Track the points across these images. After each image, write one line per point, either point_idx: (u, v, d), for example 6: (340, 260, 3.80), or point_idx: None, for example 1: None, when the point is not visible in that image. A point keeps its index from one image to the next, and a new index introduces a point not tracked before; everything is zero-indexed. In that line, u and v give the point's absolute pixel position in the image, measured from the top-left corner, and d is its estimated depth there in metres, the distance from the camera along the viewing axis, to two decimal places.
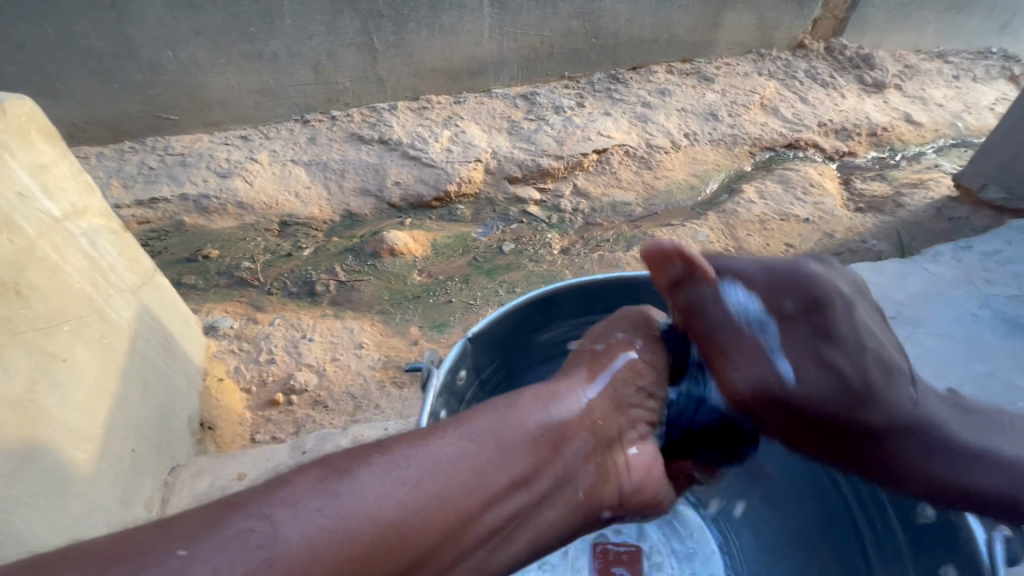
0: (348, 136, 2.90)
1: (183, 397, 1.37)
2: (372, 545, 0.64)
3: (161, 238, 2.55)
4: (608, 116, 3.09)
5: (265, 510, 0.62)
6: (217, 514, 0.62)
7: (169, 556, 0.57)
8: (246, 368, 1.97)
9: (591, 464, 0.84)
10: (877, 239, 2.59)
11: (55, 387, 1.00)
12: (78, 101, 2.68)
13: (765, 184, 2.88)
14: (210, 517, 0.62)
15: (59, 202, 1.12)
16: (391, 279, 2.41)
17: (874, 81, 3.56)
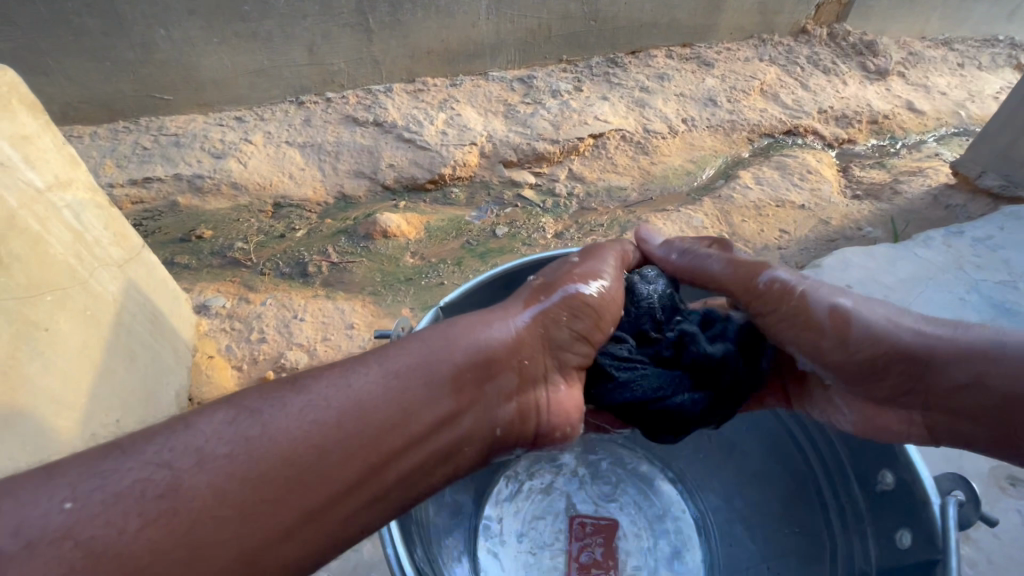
0: (343, 119, 2.89)
1: (170, 371, 1.39)
2: (247, 487, 0.66)
3: (155, 218, 2.55)
4: (606, 100, 3.07)
5: (163, 453, 0.66)
6: (111, 452, 0.66)
7: (58, 502, 0.60)
8: (237, 346, 1.98)
9: (509, 404, 0.86)
10: (872, 226, 2.58)
11: (36, 354, 1.01)
12: (72, 80, 2.67)
13: (761, 170, 2.86)
14: (104, 455, 0.66)
15: (42, 173, 1.12)
16: (384, 261, 2.41)
17: (877, 68, 3.52)
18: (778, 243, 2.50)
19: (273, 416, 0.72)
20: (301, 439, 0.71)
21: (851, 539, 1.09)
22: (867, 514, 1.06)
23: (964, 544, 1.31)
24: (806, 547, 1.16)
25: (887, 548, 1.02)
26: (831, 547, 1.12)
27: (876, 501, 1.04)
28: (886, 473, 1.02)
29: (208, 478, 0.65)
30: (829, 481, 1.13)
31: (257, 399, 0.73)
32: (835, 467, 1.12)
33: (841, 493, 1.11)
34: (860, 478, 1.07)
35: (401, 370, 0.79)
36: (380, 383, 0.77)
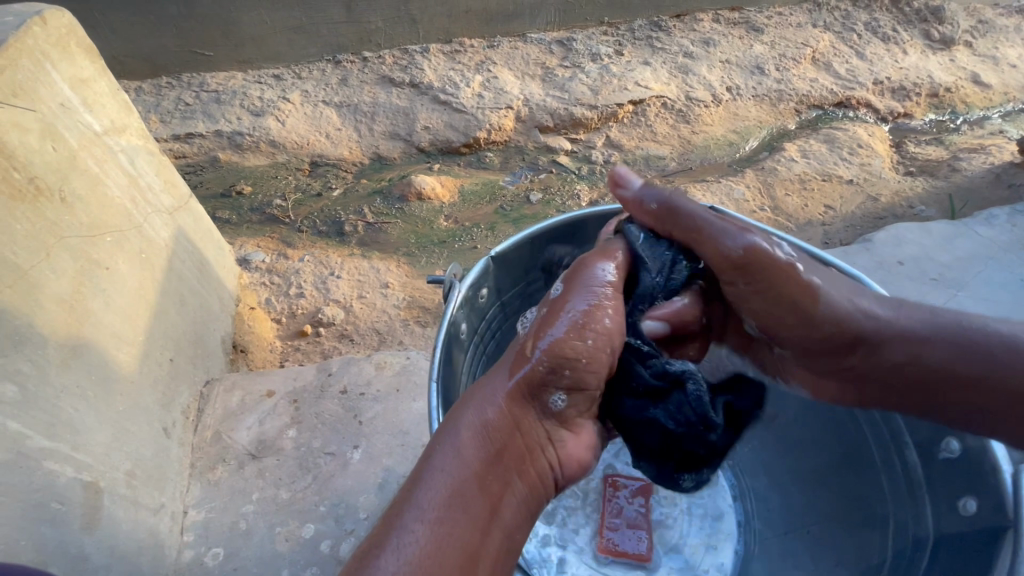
0: (379, 79, 2.86)
1: (214, 317, 1.43)
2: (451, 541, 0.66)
3: (197, 173, 2.61)
4: (647, 65, 2.95)
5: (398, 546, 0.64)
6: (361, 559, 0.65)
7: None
8: (276, 300, 2.04)
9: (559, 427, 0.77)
10: (925, 205, 2.45)
11: (99, 291, 1.03)
12: (118, 34, 2.72)
13: (808, 142, 2.74)
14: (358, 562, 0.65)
15: (99, 116, 1.14)
16: (418, 223, 2.41)
17: (941, 37, 3.28)
18: (823, 218, 2.40)
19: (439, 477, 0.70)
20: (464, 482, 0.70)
21: (903, 508, 0.95)
22: (922, 481, 0.92)
23: None
24: (854, 516, 1.01)
25: (945, 518, 0.88)
26: (882, 517, 0.98)
27: (934, 471, 0.90)
28: (951, 439, 0.87)
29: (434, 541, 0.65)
30: (879, 445, 0.98)
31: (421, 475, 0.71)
32: (886, 433, 0.97)
33: (894, 461, 0.96)
34: (919, 445, 0.92)
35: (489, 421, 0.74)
36: (486, 422, 0.73)
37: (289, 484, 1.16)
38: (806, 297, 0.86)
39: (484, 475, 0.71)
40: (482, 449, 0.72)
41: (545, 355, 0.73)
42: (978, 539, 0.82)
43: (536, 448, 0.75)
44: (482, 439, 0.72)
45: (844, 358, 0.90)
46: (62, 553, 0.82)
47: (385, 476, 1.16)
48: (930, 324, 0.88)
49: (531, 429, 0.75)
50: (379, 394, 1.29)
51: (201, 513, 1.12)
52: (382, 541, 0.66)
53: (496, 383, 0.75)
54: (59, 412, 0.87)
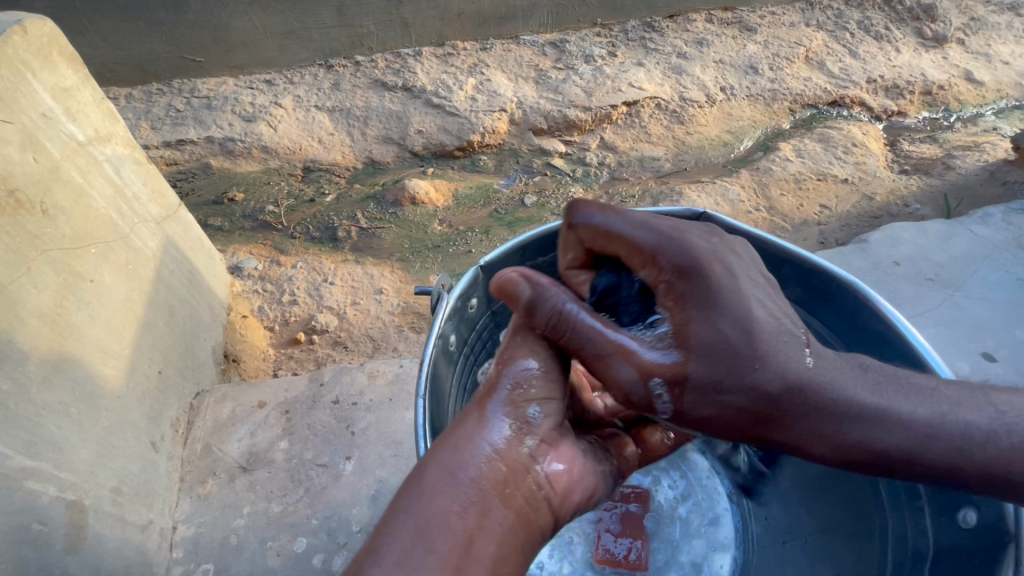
0: (372, 83, 2.84)
1: (204, 326, 1.41)
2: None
3: (189, 180, 2.58)
4: (641, 66, 2.94)
5: None
6: None
7: None
8: (269, 308, 2.02)
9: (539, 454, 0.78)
10: (920, 203, 2.45)
11: (83, 304, 1.01)
12: (107, 41, 2.69)
13: (803, 142, 2.73)
14: None
15: (83, 126, 1.12)
16: (412, 228, 2.40)
17: (934, 34, 3.28)
18: (819, 218, 2.39)
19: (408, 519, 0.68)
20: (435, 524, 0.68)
21: (901, 516, 0.94)
22: (923, 491, 0.90)
23: None
24: (851, 524, 1.01)
25: (943, 529, 0.87)
26: (879, 524, 0.97)
27: (936, 481, 0.88)
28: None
29: None
30: None
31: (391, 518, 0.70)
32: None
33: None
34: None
35: (464, 461, 0.73)
36: (461, 460, 0.73)
37: (281, 497, 1.14)
38: (742, 366, 0.71)
39: (462, 507, 0.70)
40: (460, 481, 0.71)
41: (513, 379, 0.81)
42: (978, 552, 0.82)
43: (520, 474, 0.75)
44: (461, 469, 0.72)
45: (793, 433, 0.74)
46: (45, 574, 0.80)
47: (378, 487, 1.15)
48: (910, 406, 0.73)
49: (512, 457, 0.76)
50: (371, 403, 1.28)
51: (191, 528, 1.10)
52: None
53: (473, 418, 0.78)
54: (40, 430, 0.85)
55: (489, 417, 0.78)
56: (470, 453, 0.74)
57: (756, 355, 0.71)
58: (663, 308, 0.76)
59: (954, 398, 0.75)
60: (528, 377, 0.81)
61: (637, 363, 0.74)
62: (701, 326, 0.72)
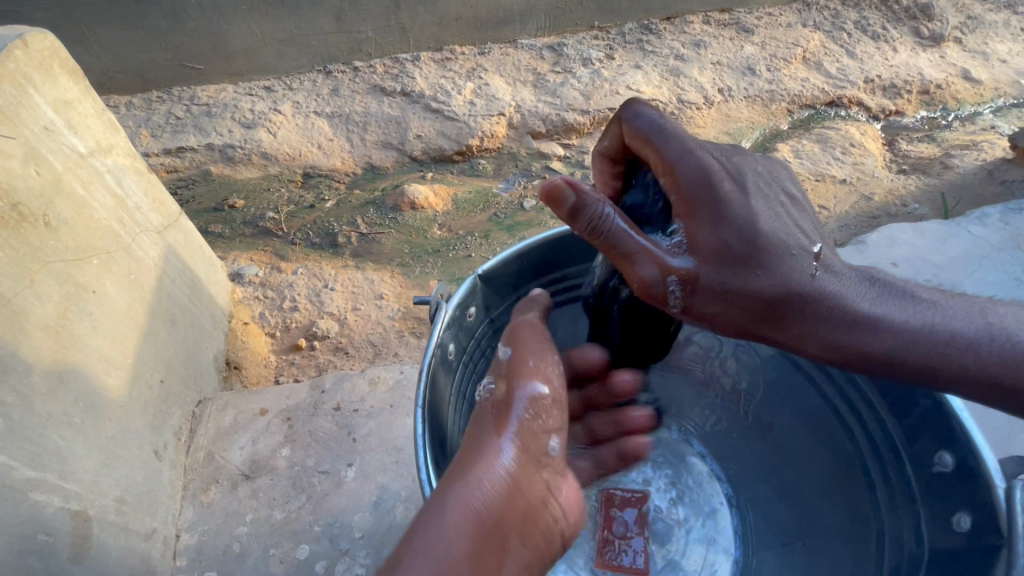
0: (370, 88, 2.85)
1: (205, 334, 1.42)
2: None
3: (189, 187, 2.59)
4: (639, 69, 2.95)
5: None
6: None
7: None
8: (270, 314, 2.03)
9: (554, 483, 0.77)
10: (919, 203, 2.45)
11: (86, 315, 1.02)
12: (107, 49, 2.71)
13: (801, 143, 2.74)
14: None
15: (84, 137, 1.13)
16: (412, 233, 2.41)
17: (931, 34, 3.28)
18: (817, 219, 2.40)
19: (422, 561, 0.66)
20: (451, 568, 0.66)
21: (898, 520, 0.96)
22: (918, 493, 0.93)
23: None
24: (851, 528, 1.01)
25: (939, 532, 0.90)
26: (876, 528, 0.98)
27: (929, 484, 0.92)
28: (944, 452, 0.88)
29: None
30: (876, 458, 0.99)
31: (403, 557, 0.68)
32: (880, 443, 0.98)
33: (890, 472, 0.97)
34: (914, 458, 0.94)
35: (480, 496, 0.71)
36: (476, 496, 0.71)
37: (283, 505, 1.15)
38: (755, 273, 0.81)
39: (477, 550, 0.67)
40: (476, 518, 0.69)
41: (528, 405, 0.78)
42: (973, 554, 0.84)
43: (539, 508, 0.74)
44: (475, 509, 0.70)
45: (792, 334, 0.86)
46: None
47: (380, 494, 1.15)
48: (903, 315, 0.86)
49: (530, 490, 0.74)
50: (372, 410, 1.28)
51: (194, 536, 1.10)
52: None
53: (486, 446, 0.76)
54: (44, 441, 0.85)
55: (505, 446, 0.75)
56: (486, 488, 0.71)
57: (771, 262, 0.81)
58: (677, 218, 0.84)
59: (949, 311, 0.89)
60: (544, 405, 0.79)
61: (661, 263, 0.81)
62: (734, 237, 0.81)
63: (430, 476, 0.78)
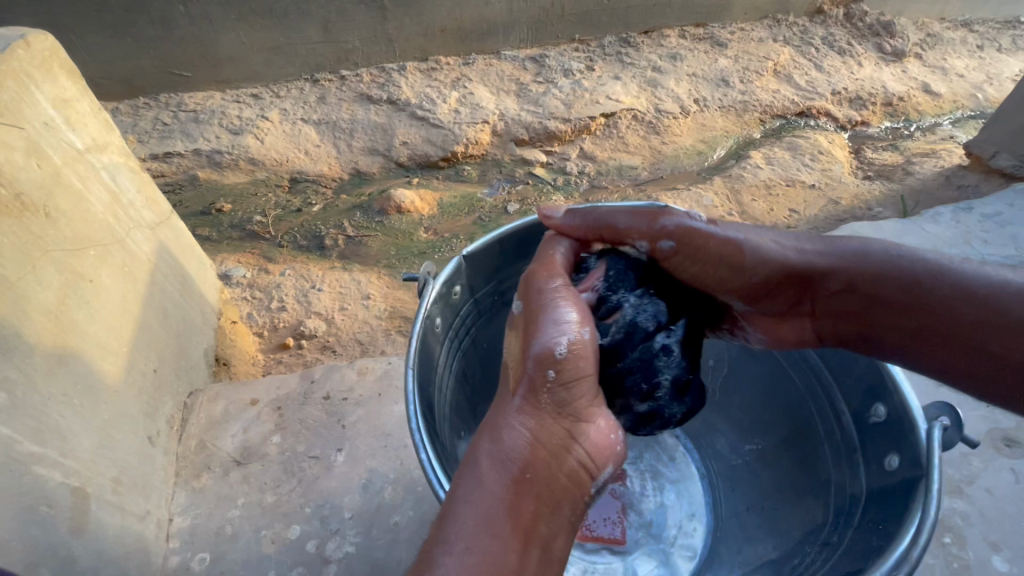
0: (357, 97, 2.92)
1: (196, 330, 1.45)
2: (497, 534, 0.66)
3: (176, 192, 2.62)
4: (618, 80, 3.07)
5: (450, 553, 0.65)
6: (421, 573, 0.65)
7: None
8: (258, 314, 2.06)
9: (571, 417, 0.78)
10: (882, 207, 2.59)
11: (83, 302, 1.05)
12: (95, 56, 2.73)
13: (772, 150, 2.87)
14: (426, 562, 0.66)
15: (81, 135, 1.17)
16: (398, 235, 2.46)
17: (893, 49, 3.47)
18: (788, 222, 2.51)
19: (480, 480, 0.70)
20: (501, 480, 0.70)
21: (841, 470, 1.01)
22: (857, 442, 0.98)
23: (958, 499, 1.22)
24: (807, 487, 1.06)
25: (875, 475, 0.93)
26: (826, 481, 1.03)
27: (865, 433, 0.97)
28: (879, 404, 0.94)
29: (482, 539, 0.66)
30: (820, 414, 1.06)
31: (454, 505, 0.69)
32: (825, 402, 1.05)
33: (835, 430, 1.03)
34: (855, 414, 0.99)
35: (512, 427, 0.74)
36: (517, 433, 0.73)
37: (275, 488, 1.18)
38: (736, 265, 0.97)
39: (511, 498, 0.69)
40: (511, 466, 0.71)
41: (541, 358, 0.77)
42: (899, 492, 0.87)
43: (551, 457, 0.74)
44: (505, 457, 0.72)
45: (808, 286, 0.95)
46: (51, 555, 0.84)
47: (369, 476, 1.20)
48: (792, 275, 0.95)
49: (552, 432, 0.75)
50: (361, 398, 1.33)
51: (186, 519, 1.14)
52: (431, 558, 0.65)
53: (505, 403, 0.78)
54: (46, 419, 0.89)
55: (514, 409, 0.76)
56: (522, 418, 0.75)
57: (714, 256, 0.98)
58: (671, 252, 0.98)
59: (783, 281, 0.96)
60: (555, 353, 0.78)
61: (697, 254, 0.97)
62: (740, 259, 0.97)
63: (420, 425, 0.82)
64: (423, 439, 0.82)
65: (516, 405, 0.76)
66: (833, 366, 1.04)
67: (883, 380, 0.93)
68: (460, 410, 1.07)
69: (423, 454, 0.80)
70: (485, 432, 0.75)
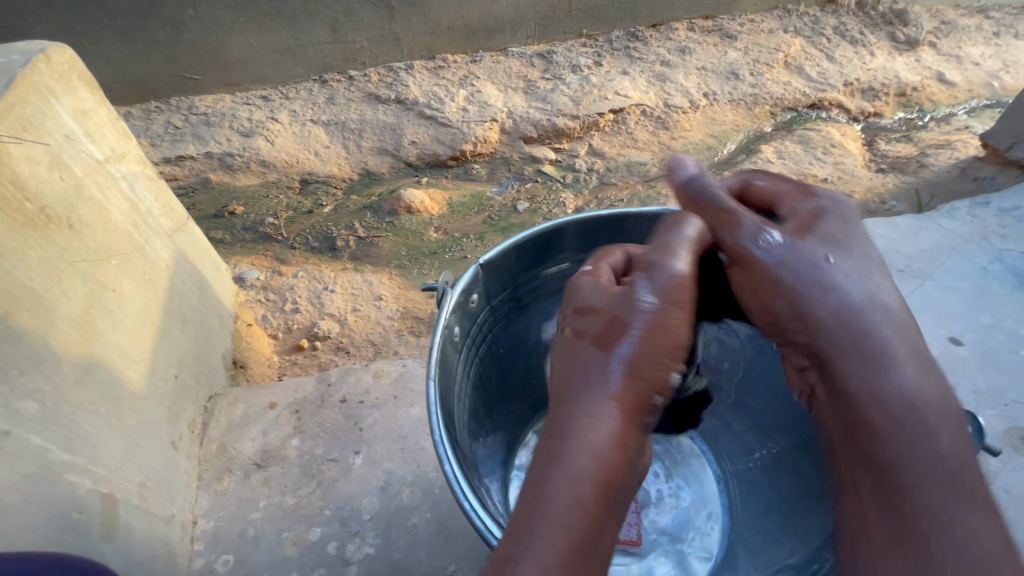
0: (366, 96, 2.93)
1: (214, 334, 1.48)
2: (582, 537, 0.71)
3: (189, 195, 2.64)
4: (626, 75, 3.05)
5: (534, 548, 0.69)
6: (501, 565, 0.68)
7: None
8: (273, 316, 2.08)
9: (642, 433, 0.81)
10: (896, 200, 2.56)
11: (107, 311, 1.08)
12: (107, 61, 2.76)
13: (783, 144, 2.84)
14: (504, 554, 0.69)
15: (101, 146, 1.19)
16: (409, 236, 2.48)
17: (906, 38, 3.41)
18: None
19: (566, 483, 0.73)
20: (585, 485, 0.73)
21: None
22: None
23: None
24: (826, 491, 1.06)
25: None
26: None
27: None
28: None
29: (567, 543, 0.70)
30: None
31: (541, 504, 0.72)
32: None
33: None
34: None
35: (601, 435, 0.77)
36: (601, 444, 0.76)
37: (294, 491, 1.20)
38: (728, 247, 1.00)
39: (597, 504, 0.73)
40: (600, 476, 0.74)
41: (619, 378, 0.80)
42: None
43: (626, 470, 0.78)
44: (590, 465, 0.75)
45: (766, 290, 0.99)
46: (84, 560, 0.87)
47: (386, 479, 1.21)
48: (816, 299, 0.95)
49: (633, 446, 0.79)
50: (377, 401, 1.34)
51: (210, 522, 1.16)
52: (517, 552, 0.69)
53: (594, 403, 0.79)
54: (76, 427, 0.91)
55: (604, 418, 0.78)
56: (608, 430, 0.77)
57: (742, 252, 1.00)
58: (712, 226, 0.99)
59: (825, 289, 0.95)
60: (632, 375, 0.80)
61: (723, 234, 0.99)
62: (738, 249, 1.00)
63: (442, 437, 0.84)
64: (446, 451, 0.83)
65: (604, 411, 0.78)
66: None
67: None
68: (478, 416, 1.09)
69: (446, 466, 0.82)
70: (568, 433, 0.77)
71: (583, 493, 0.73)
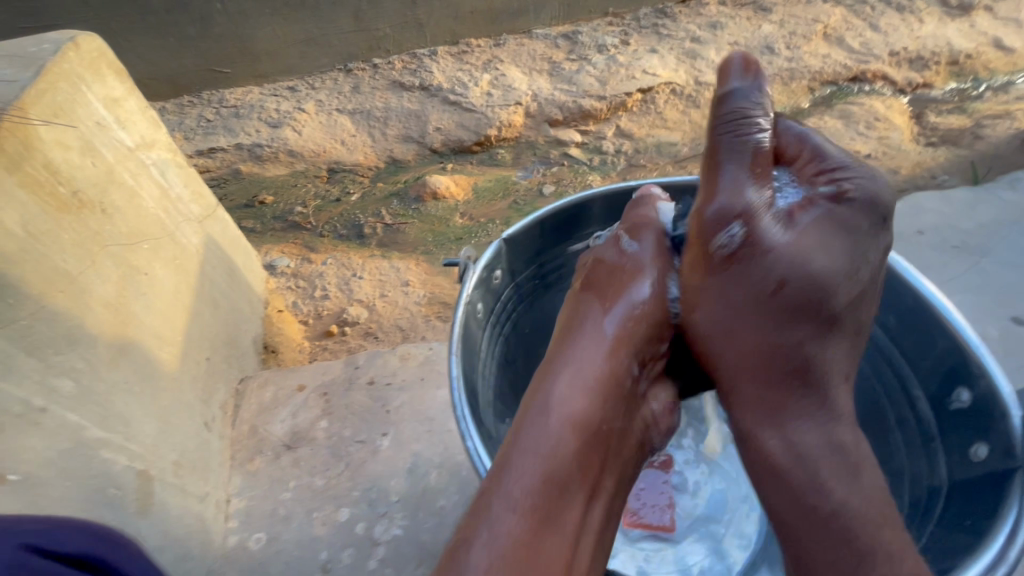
0: (390, 84, 2.92)
1: (245, 319, 1.50)
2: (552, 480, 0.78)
3: (220, 185, 2.69)
4: (655, 53, 2.94)
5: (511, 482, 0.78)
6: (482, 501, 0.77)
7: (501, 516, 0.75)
8: (303, 302, 2.11)
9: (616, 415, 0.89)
10: (948, 174, 2.40)
11: (140, 294, 1.10)
12: (141, 58, 2.84)
13: (823, 120, 2.70)
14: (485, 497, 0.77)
15: (131, 133, 1.20)
16: (435, 222, 2.47)
17: (959, 2, 3.18)
18: None
19: (548, 427, 0.83)
20: (565, 433, 0.82)
21: (916, 460, 0.99)
22: (934, 431, 0.96)
23: None
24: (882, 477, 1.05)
25: (959, 467, 0.91)
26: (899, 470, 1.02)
27: (945, 422, 0.94)
28: (960, 390, 0.90)
29: (544, 481, 0.78)
30: (890, 400, 1.05)
31: (522, 443, 0.81)
32: (897, 388, 1.03)
33: (909, 419, 1.01)
34: (934, 399, 0.95)
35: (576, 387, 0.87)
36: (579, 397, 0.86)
37: (324, 472, 1.21)
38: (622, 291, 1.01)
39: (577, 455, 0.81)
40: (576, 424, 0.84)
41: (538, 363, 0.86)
42: (989, 485, 0.85)
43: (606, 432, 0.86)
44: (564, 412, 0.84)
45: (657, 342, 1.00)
46: (121, 535, 0.89)
47: (414, 461, 1.21)
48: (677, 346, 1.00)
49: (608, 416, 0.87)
50: (404, 383, 1.34)
51: (242, 500, 1.18)
52: (495, 487, 0.78)
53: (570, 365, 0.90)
54: (110, 406, 0.94)
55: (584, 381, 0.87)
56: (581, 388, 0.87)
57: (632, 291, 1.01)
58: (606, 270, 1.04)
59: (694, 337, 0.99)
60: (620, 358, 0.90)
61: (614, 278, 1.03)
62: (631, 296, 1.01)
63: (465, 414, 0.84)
64: (469, 427, 0.84)
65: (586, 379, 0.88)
66: (905, 348, 1.00)
67: (964, 364, 0.88)
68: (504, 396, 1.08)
69: (469, 441, 0.83)
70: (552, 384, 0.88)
71: (564, 439, 0.82)
